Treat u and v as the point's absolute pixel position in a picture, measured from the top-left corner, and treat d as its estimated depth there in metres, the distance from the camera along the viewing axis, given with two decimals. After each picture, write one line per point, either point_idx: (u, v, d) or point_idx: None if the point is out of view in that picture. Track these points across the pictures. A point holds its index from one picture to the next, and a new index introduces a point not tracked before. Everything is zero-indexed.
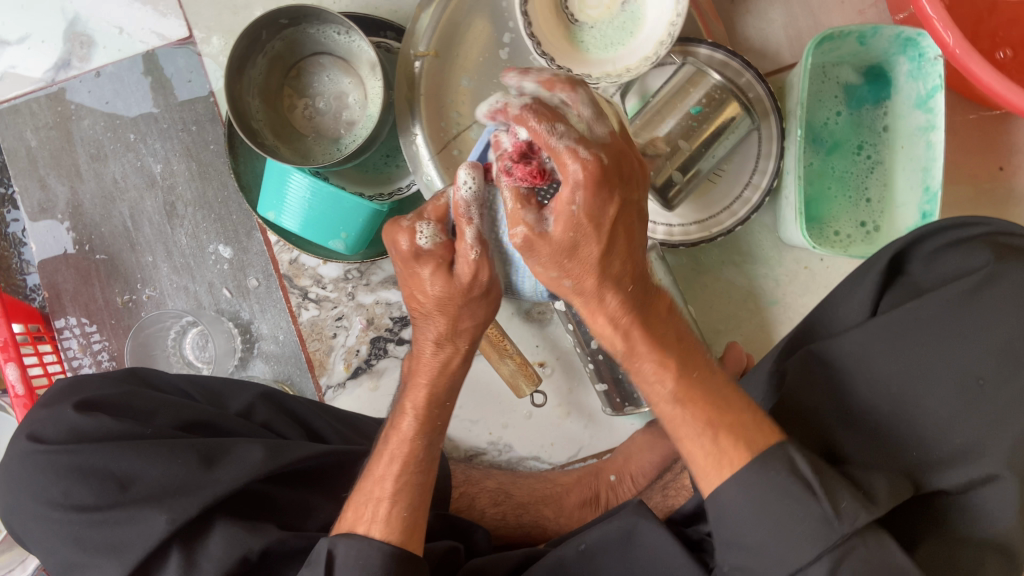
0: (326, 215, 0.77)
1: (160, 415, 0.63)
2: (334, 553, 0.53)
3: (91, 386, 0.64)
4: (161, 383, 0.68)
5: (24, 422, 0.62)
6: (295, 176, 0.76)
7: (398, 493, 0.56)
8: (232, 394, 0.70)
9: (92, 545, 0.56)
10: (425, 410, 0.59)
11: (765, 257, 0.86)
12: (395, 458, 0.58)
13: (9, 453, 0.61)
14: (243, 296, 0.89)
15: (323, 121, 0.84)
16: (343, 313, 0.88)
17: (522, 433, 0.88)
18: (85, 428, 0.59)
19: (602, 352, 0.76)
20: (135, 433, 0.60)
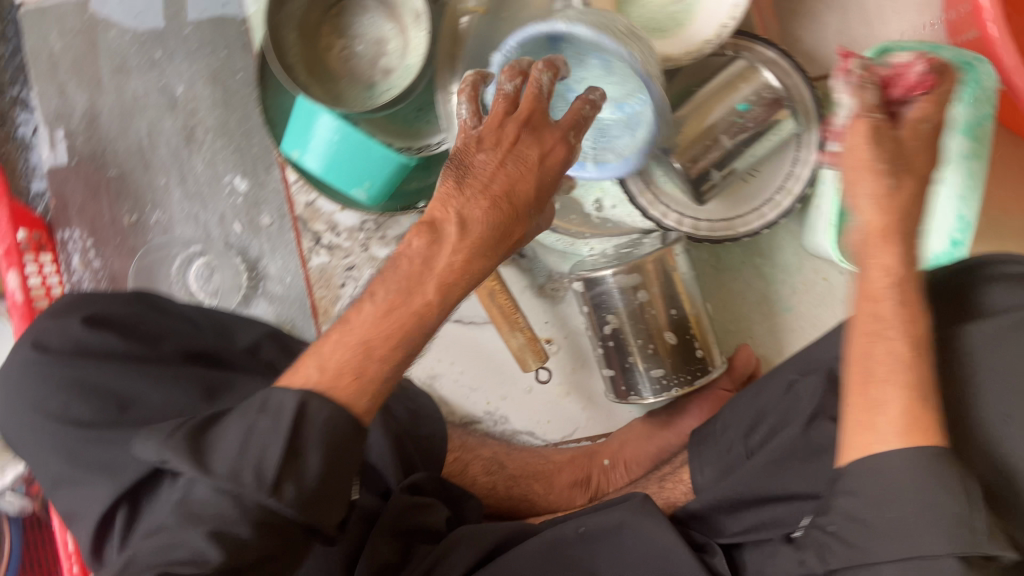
0: (352, 161, 0.76)
1: (167, 340, 0.62)
2: (305, 410, 0.44)
3: (102, 302, 0.63)
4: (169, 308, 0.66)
5: (29, 330, 0.60)
6: (323, 118, 0.73)
7: (392, 360, 0.47)
8: (237, 328, 0.68)
9: (83, 462, 0.53)
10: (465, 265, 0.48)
11: (785, 264, 0.85)
12: (397, 316, 0.47)
13: (13, 360, 0.59)
14: (254, 232, 0.87)
15: (359, 64, 0.82)
16: (355, 262, 0.87)
17: (520, 406, 0.88)
18: (92, 343, 0.59)
19: (612, 338, 0.76)
20: (140, 354, 0.59)
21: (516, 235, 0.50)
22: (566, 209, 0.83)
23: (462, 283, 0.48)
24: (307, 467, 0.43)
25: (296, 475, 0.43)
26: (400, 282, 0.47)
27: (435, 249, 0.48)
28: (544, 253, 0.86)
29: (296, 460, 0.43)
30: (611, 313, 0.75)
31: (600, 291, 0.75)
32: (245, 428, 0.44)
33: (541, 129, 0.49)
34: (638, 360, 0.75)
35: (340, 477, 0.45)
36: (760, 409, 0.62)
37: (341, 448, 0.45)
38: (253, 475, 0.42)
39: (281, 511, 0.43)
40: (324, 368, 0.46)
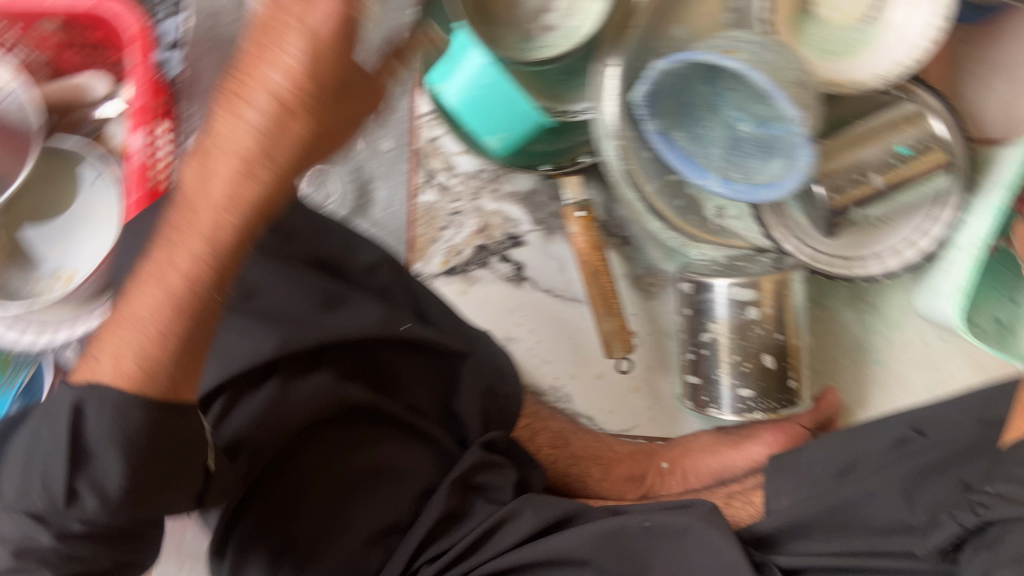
0: (487, 105, 0.77)
1: (297, 241, 0.61)
2: (80, 410, 0.44)
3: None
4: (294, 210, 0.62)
5: (176, 194, 0.60)
6: (471, 54, 0.75)
7: (157, 336, 0.44)
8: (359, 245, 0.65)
9: None
10: (218, 226, 0.42)
11: (888, 316, 0.84)
12: (169, 282, 0.44)
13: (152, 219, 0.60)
14: (373, 154, 0.87)
15: (521, 13, 0.79)
16: (461, 208, 0.87)
17: (587, 390, 0.87)
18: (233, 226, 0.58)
19: (708, 347, 0.76)
20: (273, 249, 0.59)
21: (333, 120, 0.41)
22: (687, 209, 0.81)
23: (245, 237, 0.43)
24: (110, 475, 0.44)
25: (93, 479, 0.44)
26: (167, 241, 0.45)
27: (204, 195, 0.42)
28: (648, 247, 0.86)
29: (88, 462, 0.44)
30: (713, 322, 0.75)
31: (707, 298, 0.75)
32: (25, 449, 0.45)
33: (282, 1, 0.39)
34: (729, 375, 0.74)
35: (166, 466, 0.45)
36: (851, 457, 0.64)
37: (145, 445, 0.44)
38: (44, 496, 0.44)
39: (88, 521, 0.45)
40: (111, 357, 0.45)
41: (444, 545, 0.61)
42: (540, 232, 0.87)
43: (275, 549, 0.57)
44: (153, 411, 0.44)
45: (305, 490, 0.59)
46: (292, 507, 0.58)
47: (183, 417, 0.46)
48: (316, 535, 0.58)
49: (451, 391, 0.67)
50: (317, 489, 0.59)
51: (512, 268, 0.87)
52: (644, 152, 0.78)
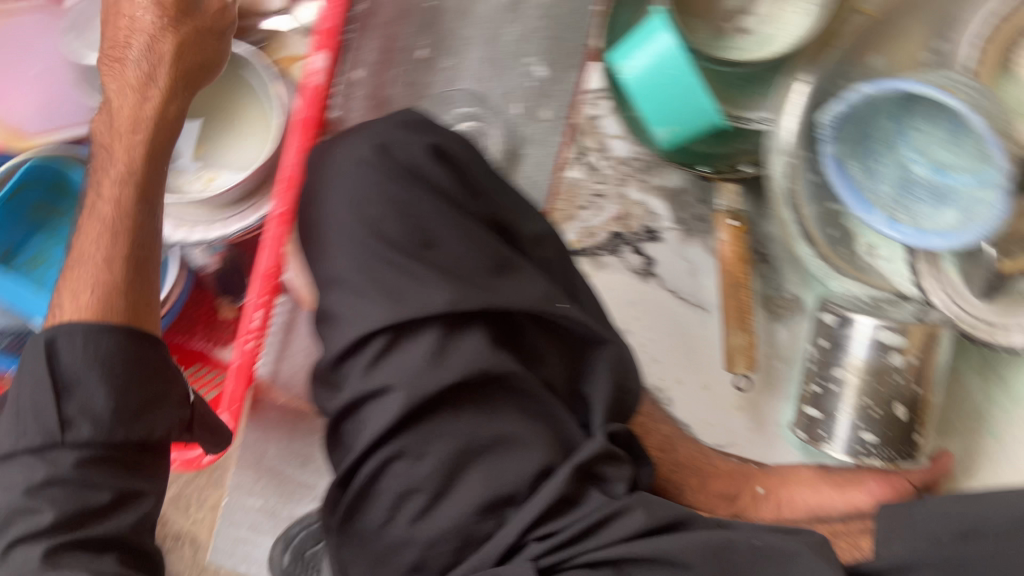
0: (667, 96, 0.76)
1: (481, 199, 0.60)
2: (54, 346, 0.56)
3: (437, 132, 0.60)
4: (481, 167, 0.62)
5: (374, 129, 0.58)
6: (662, 37, 0.74)
7: (115, 237, 0.60)
8: (528, 216, 0.64)
9: (379, 284, 0.55)
10: (141, 144, 0.64)
11: (1016, 392, 0.82)
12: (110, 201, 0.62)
13: (343, 149, 0.57)
14: (529, 121, 0.85)
15: (721, 12, 0.79)
16: (604, 192, 0.86)
17: (691, 399, 0.86)
18: (429, 173, 0.57)
19: (835, 383, 0.74)
20: (458, 203, 0.58)
21: (179, 42, 0.66)
22: (838, 238, 0.79)
23: (151, 146, 0.64)
24: (94, 401, 0.55)
25: (82, 406, 0.55)
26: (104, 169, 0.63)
27: (112, 132, 0.64)
28: (786, 270, 0.84)
29: (70, 393, 0.55)
30: (849, 359, 0.74)
31: (846, 333, 0.74)
32: (15, 405, 0.55)
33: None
34: (853, 415, 0.73)
35: (140, 393, 0.58)
36: (977, 520, 0.57)
37: (116, 365, 0.56)
38: (39, 435, 0.54)
39: (91, 439, 0.55)
40: (77, 301, 0.58)
41: (555, 526, 0.59)
42: (679, 232, 0.85)
43: (399, 489, 0.58)
44: (133, 343, 0.58)
45: (437, 440, 0.58)
46: (423, 451, 0.58)
47: (147, 348, 0.59)
48: (439, 483, 0.58)
49: (584, 380, 0.66)
50: (447, 439, 0.58)
51: (642, 262, 0.86)
52: (811, 176, 0.77)
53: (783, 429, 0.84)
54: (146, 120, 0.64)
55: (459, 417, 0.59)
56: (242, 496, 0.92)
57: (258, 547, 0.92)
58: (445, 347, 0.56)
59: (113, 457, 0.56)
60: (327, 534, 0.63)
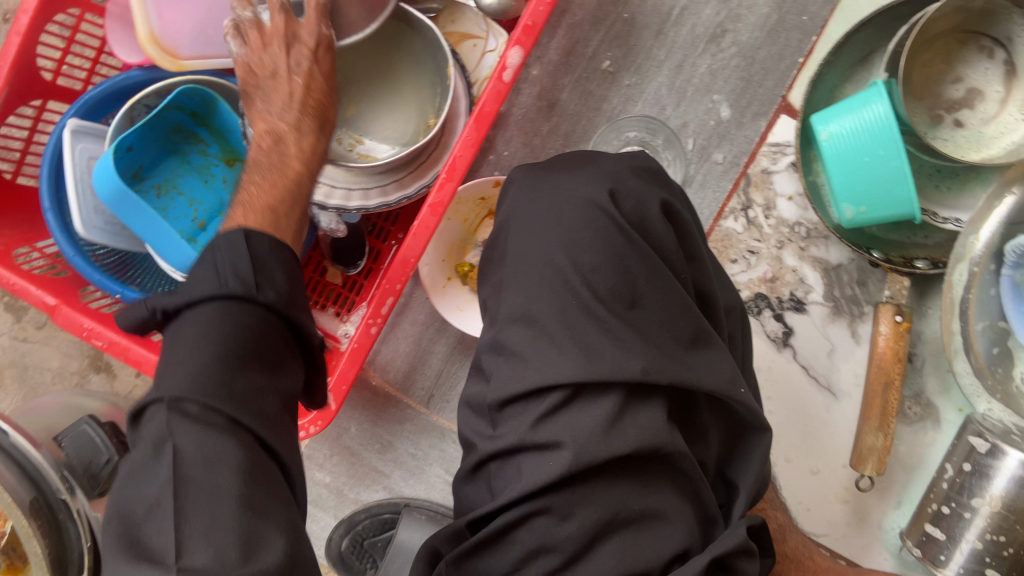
0: (867, 175, 0.71)
1: (690, 265, 0.56)
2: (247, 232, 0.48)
3: (666, 188, 0.58)
4: (697, 234, 0.58)
5: (602, 171, 0.56)
6: (875, 107, 0.70)
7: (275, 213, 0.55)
8: (724, 284, 0.60)
9: (574, 333, 0.51)
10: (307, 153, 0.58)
11: None
12: (278, 184, 0.56)
13: (571, 186, 0.55)
14: (699, 159, 0.82)
15: (939, 100, 0.74)
16: (759, 250, 0.82)
17: (796, 479, 0.82)
18: (654, 229, 0.54)
19: (970, 511, 0.71)
20: (673, 266, 0.54)
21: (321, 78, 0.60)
22: (1000, 359, 0.73)
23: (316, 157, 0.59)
24: (276, 277, 0.48)
25: (271, 281, 0.47)
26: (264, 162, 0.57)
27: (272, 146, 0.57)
28: (929, 373, 0.80)
29: (261, 268, 0.47)
30: (989, 489, 0.70)
31: (994, 464, 0.71)
32: (206, 256, 0.47)
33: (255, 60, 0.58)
34: (980, 548, 0.70)
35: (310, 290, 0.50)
36: None
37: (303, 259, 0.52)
38: (235, 279, 0.46)
39: (273, 306, 0.46)
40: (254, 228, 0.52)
41: None
42: (826, 309, 0.81)
43: (534, 545, 0.54)
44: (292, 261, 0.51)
45: (587, 503, 0.54)
46: (570, 512, 0.54)
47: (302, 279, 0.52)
48: (578, 548, 0.53)
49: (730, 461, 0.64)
50: (598, 505, 0.54)
51: (780, 329, 0.83)
52: (990, 290, 0.73)
53: (885, 534, 0.81)
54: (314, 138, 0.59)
55: (615, 484, 0.54)
56: (312, 468, 0.89)
57: (317, 523, 0.88)
58: (622, 409, 0.51)
59: (281, 344, 0.47)
60: (447, 543, 0.58)
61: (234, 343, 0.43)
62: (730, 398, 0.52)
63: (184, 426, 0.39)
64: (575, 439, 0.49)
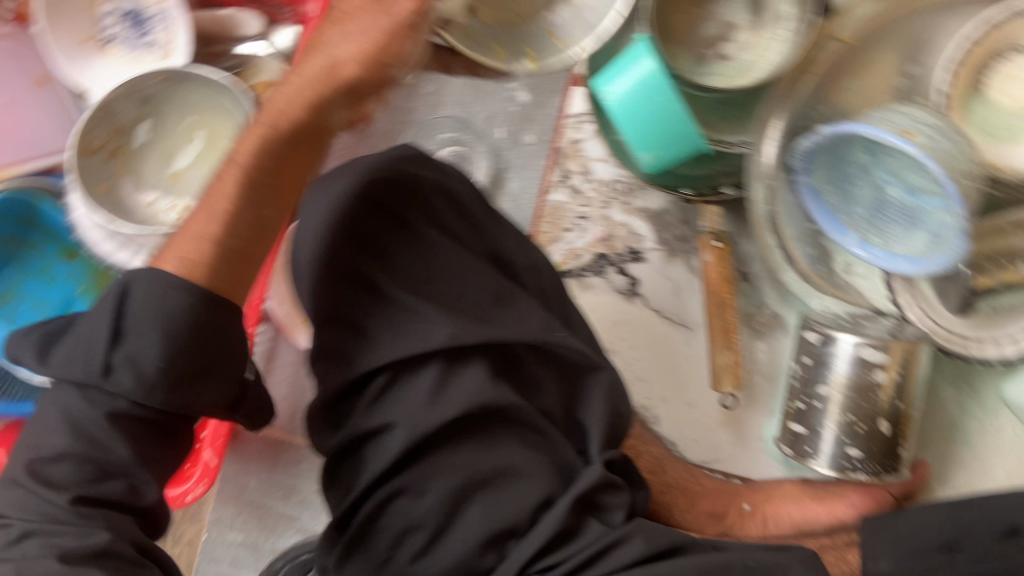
0: (652, 122, 0.76)
1: (476, 235, 0.62)
2: (125, 288, 0.53)
3: (435, 169, 0.62)
4: (480, 200, 0.64)
5: (370, 164, 0.60)
6: (644, 62, 0.75)
7: (211, 241, 0.55)
8: (523, 245, 0.65)
9: (379, 321, 0.57)
10: (247, 159, 0.56)
11: (986, 401, 0.85)
12: (216, 207, 0.56)
13: (344, 185, 0.59)
14: (513, 144, 0.87)
15: (699, 39, 0.80)
16: (588, 214, 0.87)
17: (676, 416, 0.87)
18: (430, 210, 0.60)
19: (820, 400, 0.76)
20: (457, 239, 0.61)
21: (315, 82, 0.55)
22: (818, 258, 0.81)
23: (270, 157, 0.56)
24: (147, 351, 0.52)
25: (130, 354, 0.52)
26: (214, 188, 0.57)
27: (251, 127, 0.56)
28: (766, 286, 0.86)
29: (123, 342, 0.52)
30: (833, 376, 0.75)
31: (830, 351, 0.76)
32: (84, 328, 0.54)
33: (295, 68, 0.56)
34: (837, 432, 0.75)
35: (192, 361, 0.53)
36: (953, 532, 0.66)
37: (178, 329, 0.52)
38: (93, 363, 0.52)
39: (126, 390, 0.52)
40: (186, 260, 0.55)
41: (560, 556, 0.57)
42: (661, 253, 0.87)
43: (401, 527, 0.58)
44: (203, 310, 0.54)
45: (437, 474, 0.59)
46: (424, 487, 0.59)
47: (225, 317, 0.55)
48: (439, 520, 0.57)
49: (583, 407, 0.68)
50: (448, 475, 0.59)
51: (626, 282, 0.88)
52: (790, 197, 0.79)
53: (766, 444, 0.86)
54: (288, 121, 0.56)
55: (458, 451, 0.60)
56: (223, 530, 0.90)
57: None
58: (435, 377, 0.55)
59: (150, 413, 0.54)
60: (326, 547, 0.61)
61: (87, 442, 0.53)
62: (536, 340, 0.57)
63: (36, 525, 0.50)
64: (405, 419, 0.54)
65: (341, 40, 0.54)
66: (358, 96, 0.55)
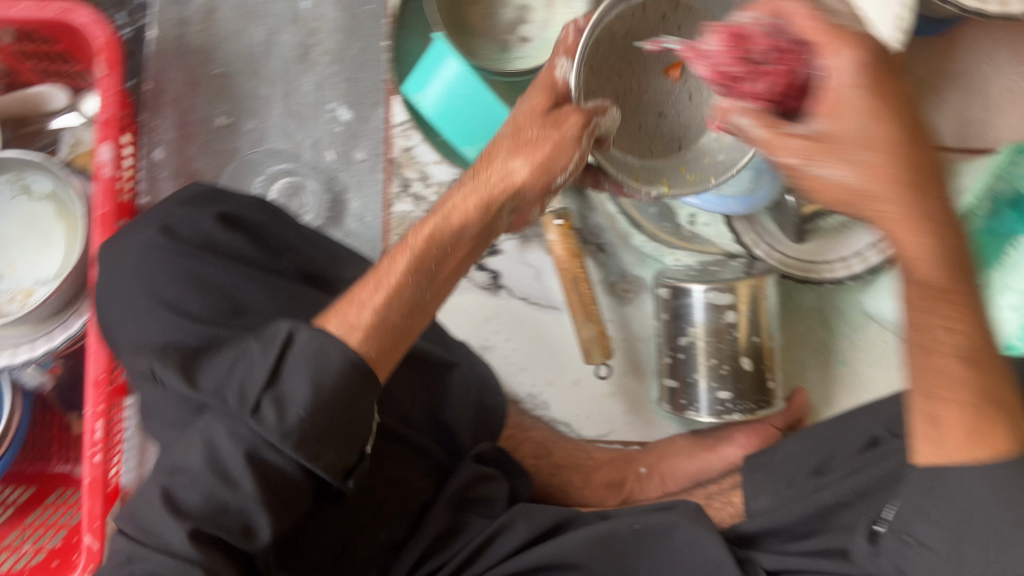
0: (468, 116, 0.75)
1: (286, 259, 0.61)
2: (291, 339, 0.45)
3: (228, 203, 0.61)
4: (290, 225, 0.64)
5: (156, 215, 0.59)
6: (450, 62, 0.74)
7: (371, 326, 0.47)
8: (347, 263, 0.65)
9: None
10: (422, 243, 0.51)
11: (851, 318, 0.88)
12: (396, 284, 0.49)
13: (132, 242, 0.58)
14: (346, 164, 0.85)
15: (499, 26, 0.81)
16: (436, 219, 0.85)
17: (563, 397, 0.87)
18: (221, 242, 0.58)
19: (684, 351, 0.77)
20: (263, 266, 0.59)
21: (540, 141, 0.52)
22: (661, 216, 0.83)
23: (472, 243, 0.53)
24: (296, 390, 0.44)
25: (280, 400, 0.44)
26: (426, 264, 0.50)
27: (451, 202, 0.52)
28: (624, 251, 0.87)
29: (278, 384, 0.44)
30: (691, 327, 0.77)
31: (685, 303, 0.77)
32: (234, 364, 0.46)
33: (508, 131, 0.53)
34: (707, 379, 0.77)
35: (333, 416, 0.44)
36: (827, 455, 0.66)
37: (343, 402, 0.44)
38: (235, 396, 0.44)
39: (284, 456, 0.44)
40: (353, 329, 0.47)
41: (435, 565, 0.62)
42: (516, 241, 0.87)
43: None
44: (359, 377, 0.45)
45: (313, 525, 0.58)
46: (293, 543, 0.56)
47: (372, 390, 0.46)
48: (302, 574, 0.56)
49: (446, 403, 0.68)
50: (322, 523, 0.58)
51: (488, 276, 0.88)
52: None
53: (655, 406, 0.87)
54: (478, 214, 0.52)
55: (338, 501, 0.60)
56: None
57: None
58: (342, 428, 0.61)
59: (285, 475, 0.44)
60: None
61: (218, 478, 0.44)
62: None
63: (143, 551, 0.44)
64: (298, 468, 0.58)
65: (512, 151, 0.52)
66: (524, 197, 0.53)
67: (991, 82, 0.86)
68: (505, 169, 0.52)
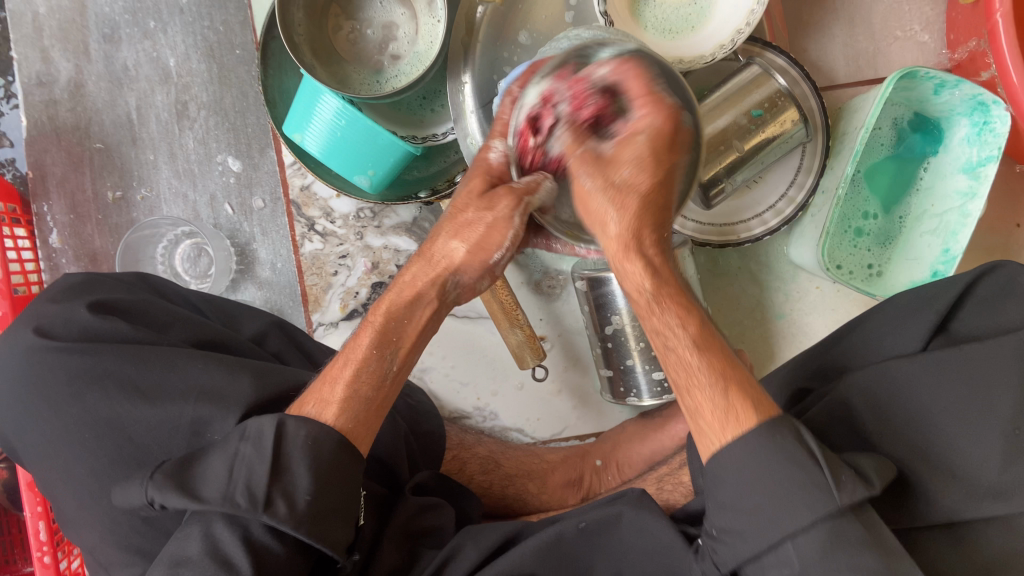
0: (356, 148, 0.73)
1: (175, 329, 0.60)
2: (282, 429, 0.48)
3: (102, 289, 0.61)
4: (172, 295, 0.65)
5: (30, 316, 0.59)
6: (327, 98, 0.71)
7: (346, 403, 0.51)
8: (244, 319, 0.67)
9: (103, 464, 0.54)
10: (384, 322, 0.53)
11: (781, 271, 0.87)
12: (366, 364, 0.52)
13: (14, 350, 0.57)
14: (245, 215, 0.84)
15: (367, 48, 0.79)
16: (348, 251, 0.84)
17: (510, 402, 0.87)
18: (99, 330, 0.57)
19: (613, 339, 0.77)
20: (149, 340, 0.57)
21: (472, 212, 0.51)
22: None
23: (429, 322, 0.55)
24: (297, 479, 0.47)
25: (287, 487, 0.47)
26: (391, 336, 0.53)
27: (408, 286, 0.53)
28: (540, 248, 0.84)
29: (283, 476, 0.47)
30: (615, 314, 0.75)
31: (606, 291, 0.75)
32: (229, 457, 0.47)
33: (455, 203, 0.53)
34: (641, 363, 0.76)
35: (333, 495, 0.48)
36: None
37: (337, 476, 0.49)
38: (244, 496, 0.46)
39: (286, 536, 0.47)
40: (327, 408, 0.51)
41: None
42: None
43: None
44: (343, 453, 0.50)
45: None
46: None
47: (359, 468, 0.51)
48: None
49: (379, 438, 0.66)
50: None
51: None
52: None
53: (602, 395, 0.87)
54: (429, 292, 0.53)
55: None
56: None
57: None
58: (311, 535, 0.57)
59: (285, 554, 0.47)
60: None
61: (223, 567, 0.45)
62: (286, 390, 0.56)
63: None
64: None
65: (451, 232, 0.52)
66: (480, 267, 0.53)
67: (874, 9, 0.85)
68: (447, 247, 0.52)
